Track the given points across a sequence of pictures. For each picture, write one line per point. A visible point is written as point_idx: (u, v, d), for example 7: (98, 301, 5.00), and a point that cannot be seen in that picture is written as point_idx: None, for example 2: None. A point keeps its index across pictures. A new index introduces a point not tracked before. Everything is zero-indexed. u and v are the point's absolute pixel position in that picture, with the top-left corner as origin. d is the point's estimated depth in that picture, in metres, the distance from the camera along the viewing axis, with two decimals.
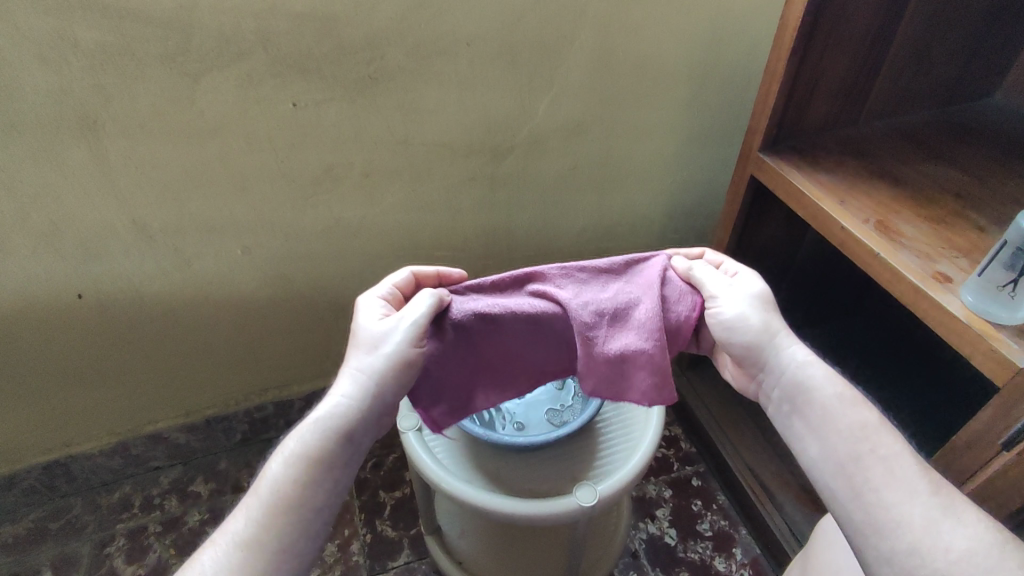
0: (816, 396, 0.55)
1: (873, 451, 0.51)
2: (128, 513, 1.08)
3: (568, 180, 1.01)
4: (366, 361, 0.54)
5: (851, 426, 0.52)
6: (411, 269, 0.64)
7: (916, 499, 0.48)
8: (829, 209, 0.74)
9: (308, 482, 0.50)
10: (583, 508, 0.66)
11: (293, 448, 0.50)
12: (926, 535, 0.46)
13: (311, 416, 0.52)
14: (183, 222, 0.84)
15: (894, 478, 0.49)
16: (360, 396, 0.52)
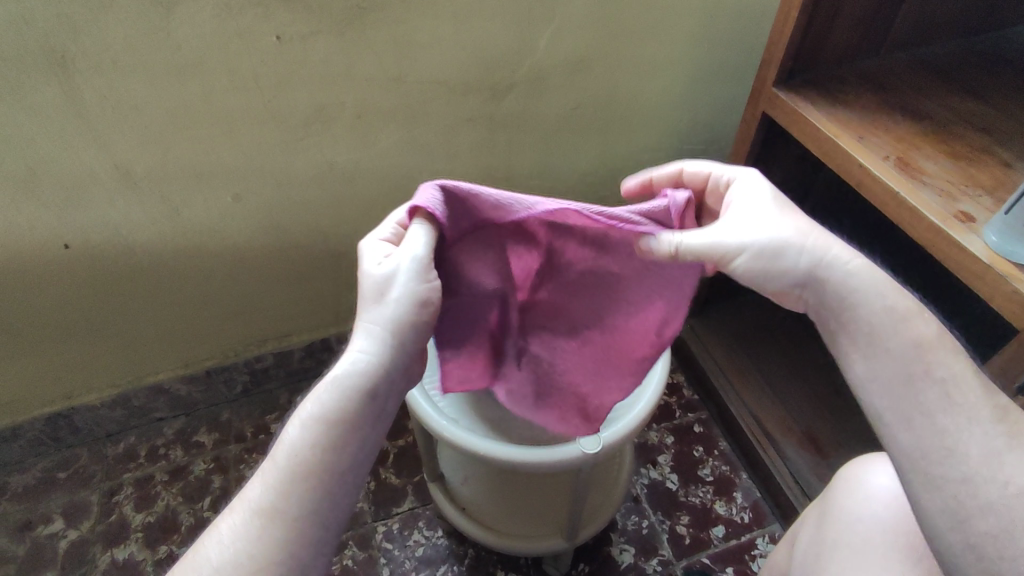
0: (864, 307, 0.49)
1: (935, 371, 0.45)
2: (133, 463, 1.09)
3: (571, 120, 0.96)
4: (381, 307, 0.47)
5: (914, 342, 0.47)
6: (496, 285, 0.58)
7: (988, 430, 0.43)
8: (846, 146, 0.70)
9: (324, 445, 0.44)
10: (587, 455, 0.65)
11: (311, 410, 0.44)
12: (999, 470, 0.42)
13: (325, 376, 0.46)
14: (168, 167, 0.80)
15: (965, 405, 0.44)
16: (379, 349, 0.46)
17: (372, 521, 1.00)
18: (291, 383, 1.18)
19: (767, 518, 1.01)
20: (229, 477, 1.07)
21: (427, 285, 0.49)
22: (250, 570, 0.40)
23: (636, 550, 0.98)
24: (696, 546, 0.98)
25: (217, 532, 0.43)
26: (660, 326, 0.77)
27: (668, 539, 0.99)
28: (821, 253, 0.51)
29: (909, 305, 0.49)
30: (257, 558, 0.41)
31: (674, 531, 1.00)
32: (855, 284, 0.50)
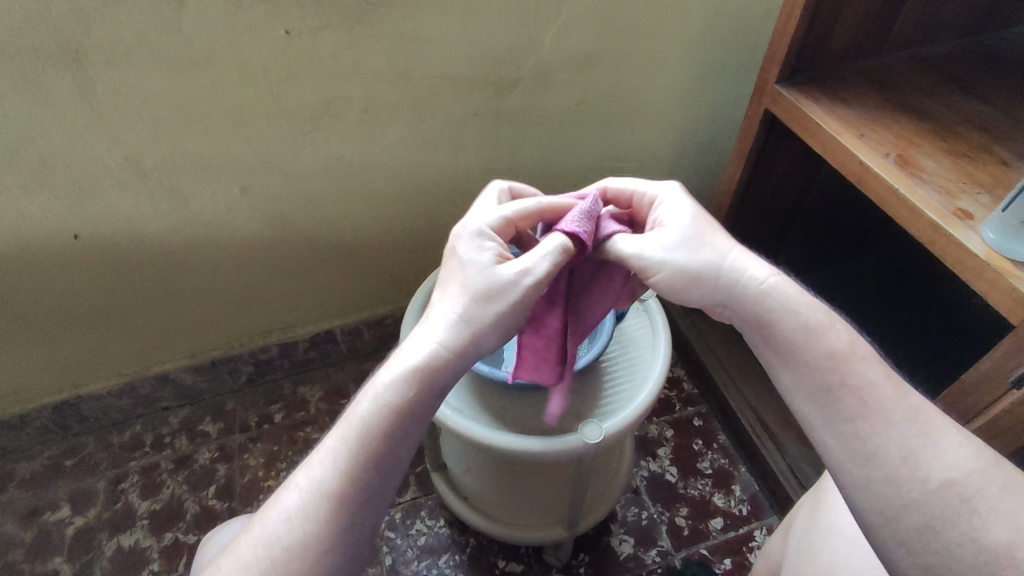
0: (781, 315, 0.49)
1: (857, 372, 0.45)
2: (139, 451, 1.10)
3: (575, 116, 0.97)
4: (472, 302, 0.50)
5: (834, 347, 0.46)
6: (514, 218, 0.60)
7: (911, 426, 0.43)
8: (848, 143, 0.71)
9: (392, 431, 0.46)
10: (588, 445, 0.66)
11: (376, 398, 0.46)
12: (927, 467, 0.42)
13: (401, 358, 0.48)
14: (177, 159, 0.81)
15: (887, 404, 0.44)
16: (459, 344, 0.49)
17: None
18: (295, 374, 1.19)
19: (764, 511, 1.02)
20: (233, 466, 1.08)
21: (524, 289, 0.51)
22: (311, 539, 0.43)
23: (636, 541, 0.99)
24: (695, 537, 1.00)
25: (280, 502, 0.45)
26: (663, 320, 0.78)
27: (667, 531, 1.00)
28: (736, 264, 0.51)
29: (825, 310, 0.49)
30: (319, 529, 0.43)
31: (673, 522, 1.01)
32: (774, 294, 0.50)
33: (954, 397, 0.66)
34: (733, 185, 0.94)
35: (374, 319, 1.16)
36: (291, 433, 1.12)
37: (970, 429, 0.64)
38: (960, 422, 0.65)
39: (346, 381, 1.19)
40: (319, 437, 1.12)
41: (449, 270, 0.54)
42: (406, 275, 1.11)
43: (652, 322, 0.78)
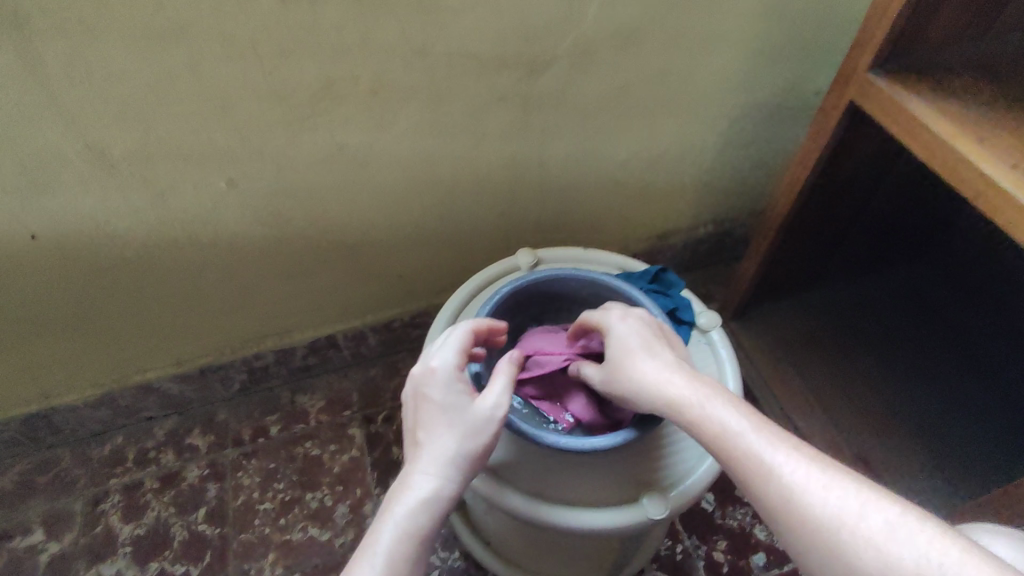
0: (770, 496, 0.44)
1: (858, 535, 0.40)
2: (120, 468, 0.99)
3: (617, 101, 0.84)
4: (465, 440, 0.51)
5: (820, 514, 0.42)
6: (468, 327, 0.58)
7: (930, 570, 0.37)
8: (965, 150, 0.58)
9: (415, 568, 0.47)
10: (652, 519, 0.59)
11: (402, 529, 0.47)
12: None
13: (412, 498, 0.49)
14: (151, 149, 0.68)
15: (900, 561, 0.38)
16: (459, 477, 0.51)
17: None
18: (292, 381, 1.08)
19: None
20: (225, 486, 0.98)
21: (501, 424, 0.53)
22: None
23: None
24: (734, 575, 0.89)
25: None
26: (729, 354, 0.68)
27: (704, 567, 0.90)
28: (718, 443, 0.49)
29: (805, 459, 0.45)
30: None
31: (711, 557, 0.90)
32: (751, 465, 0.46)
33: None
34: (797, 185, 0.82)
35: (381, 324, 1.04)
36: (289, 448, 1.01)
37: None
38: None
39: (349, 389, 1.08)
40: (319, 453, 1.00)
41: (430, 408, 0.53)
42: (418, 277, 0.99)
43: (714, 355, 0.69)
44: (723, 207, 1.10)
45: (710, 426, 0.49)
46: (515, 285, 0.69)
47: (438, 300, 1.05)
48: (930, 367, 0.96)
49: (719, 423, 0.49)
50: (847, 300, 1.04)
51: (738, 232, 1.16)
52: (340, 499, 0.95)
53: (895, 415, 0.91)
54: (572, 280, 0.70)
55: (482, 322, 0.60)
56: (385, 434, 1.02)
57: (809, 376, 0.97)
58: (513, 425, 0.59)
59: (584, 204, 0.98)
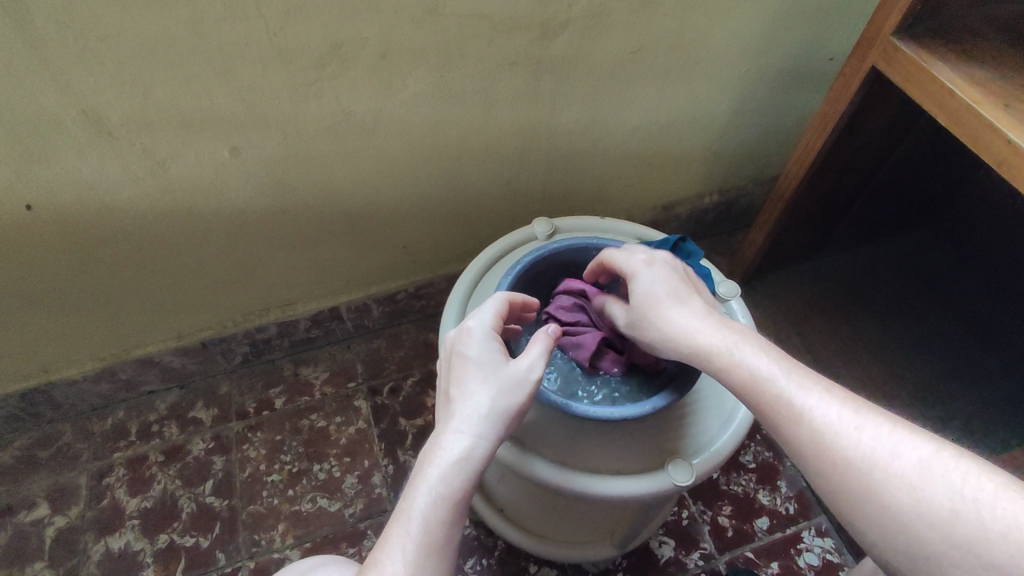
0: (802, 438, 0.46)
1: (893, 472, 0.42)
2: (124, 441, 0.98)
3: (629, 66, 0.81)
4: (500, 398, 0.51)
5: (856, 453, 0.44)
6: (506, 296, 0.58)
7: (961, 503, 0.40)
8: (993, 118, 0.57)
9: (451, 526, 0.47)
10: (678, 487, 0.60)
11: (438, 487, 0.47)
12: (1000, 544, 0.37)
13: (447, 455, 0.49)
14: (150, 115, 0.65)
15: (932, 496, 0.41)
16: (493, 438, 0.50)
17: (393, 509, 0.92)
18: (295, 353, 1.07)
19: (813, 510, 0.92)
20: (231, 459, 0.97)
21: (536, 386, 0.53)
22: None
23: (677, 543, 0.89)
24: (740, 539, 0.90)
25: None
26: (748, 322, 0.69)
27: (709, 531, 0.90)
28: (748, 393, 0.50)
29: (840, 401, 0.46)
30: None
31: (716, 522, 0.91)
32: (783, 410, 0.48)
33: None
34: (811, 154, 0.81)
35: (385, 295, 1.03)
36: (294, 421, 1.00)
37: None
38: None
39: (353, 361, 1.07)
40: (325, 425, 1.00)
41: (466, 365, 0.53)
42: (422, 247, 0.97)
43: (734, 324, 0.69)
44: (729, 176, 1.09)
45: (738, 375, 0.51)
46: (537, 255, 0.69)
47: (442, 271, 1.03)
48: (933, 335, 0.96)
49: (747, 372, 0.51)
50: (851, 270, 1.04)
51: (743, 201, 1.15)
52: (347, 470, 0.95)
53: (899, 382, 0.92)
54: (592, 249, 0.70)
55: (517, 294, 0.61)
56: (391, 406, 1.02)
57: (814, 345, 0.98)
58: (558, 401, 0.60)
59: (592, 172, 0.96)
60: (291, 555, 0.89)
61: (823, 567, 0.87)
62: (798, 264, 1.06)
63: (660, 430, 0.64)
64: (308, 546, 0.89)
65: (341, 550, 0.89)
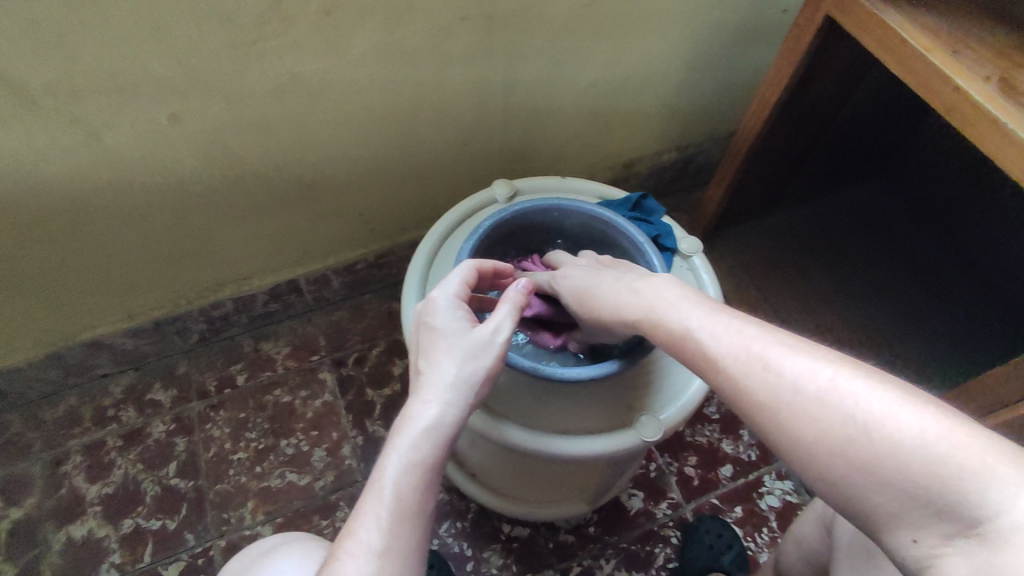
0: (719, 385, 0.45)
1: (794, 405, 0.40)
2: (78, 428, 0.94)
3: (585, 20, 0.79)
4: (465, 363, 0.51)
5: (759, 390, 0.42)
6: (473, 262, 0.59)
7: (858, 428, 0.38)
8: (938, 64, 0.58)
9: (424, 490, 0.46)
10: (648, 441, 0.61)
11: (408, 455, 0.47)
12: (903, 468, 0.36)
13: (416, 422, 0.48)
14: (77, 81, 0.61)
15: (832, 424, 0.38)
16: (464, 403, 0.50)
17: (364, 478, 0.92)
18: (254, 328, 1.04)
19: (774, 455, 0.96)
20: (194, 439, 0.94)
21: (503, 348, 0.53)
22: None
23: (645, 495, 0.92)
24: (705, 487, 0.93)
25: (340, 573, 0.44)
26: (711, 278, 0.70)
27: (676, 482, 0.93)
28: (671, 343, 0.49)
29: (745, 338, 0.45)
30: None
31: (682, 473, 0.94)
32: (698, 358, 0.47)
33: None
34: (766, 108, 0.81)
35: (344, 265, 1.00)
36: (258, 397, 0.98)
37: None
38: None
39: (315, 334, 1.04)
40: (290, 400, 0.98)
41: (432, 335, 0.53)
42: (381, 214, 0.95)
43: (696, 280, 0.70)
44: (687, 132, 1.09)
45: (660, 330, 0.51)
46: (497, 218, 0.67)
47: (402, 238, 1.01)
48: (882, 284, 1.00)
49: (667, 329, 0.50)
50: (805, 223, 1.07)
51: (702, 157, 1.15)
52: (315, 444, 0.94)
53: (850, 328, 0.96)
54: (554, 211, 0.70)
55: (485, 258, 0.61)
56: (357, 376, 1.01)
57: (770, 297, 1.00)
58: (586, 377, 0.60)
59: (551, 131, 0.95)
60: (263, 531, 0.88)
61: (783, 508, 0.91)
62: (755, 219, 1.07)
63: (626, 387, 0.64)
64: (280, 521, 0.88)
65: (314, 523, 0.88)
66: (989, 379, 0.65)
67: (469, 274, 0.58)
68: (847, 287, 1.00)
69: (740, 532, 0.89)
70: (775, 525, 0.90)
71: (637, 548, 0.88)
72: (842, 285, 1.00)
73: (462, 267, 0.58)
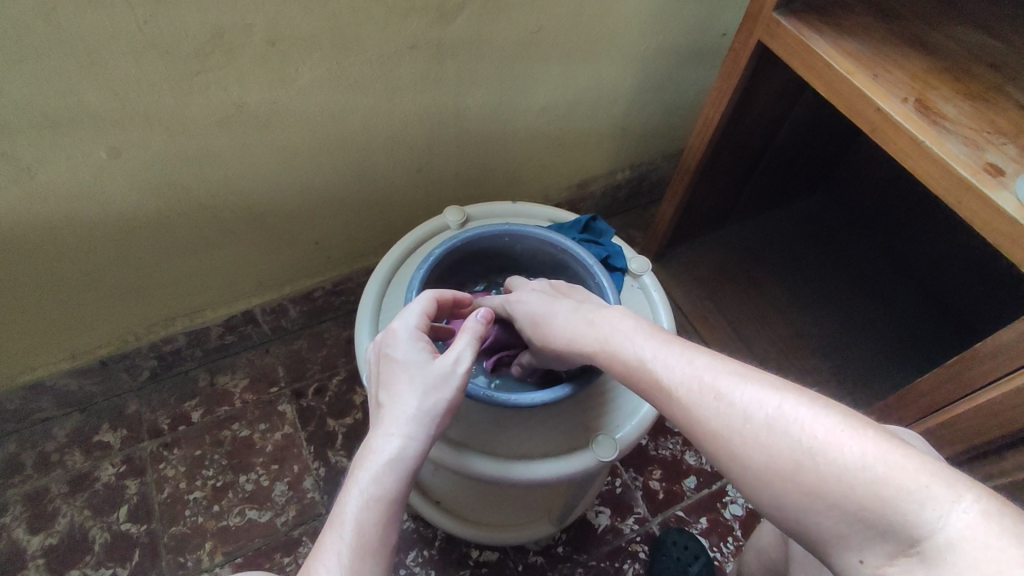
0: (675, 415, 0.46)
1: (745, 433, 0.41)
2: (20, 475, 0.90)
3: (532, 46, 0.81)
4: (427, 395, 0.50)
5: (711, 420, 0.43)
6: (432, 292, 0.59)
7: (805, 453, 0.39)
8: (861, 87, 0.61)
9: (386, 526, 0.45)
10: (604, 462, 0.62)
11: (369, 490, 0.46)
12: (846, 492, 0.37)
13: (377, 457, 0.47)
14: (7, 118, 0.59)
15: (780, 452, 0.39)
16: (426, 436, 0.49)
17: (327, 511, 0.90)
18: (208, 362, 1.01)
19: None
20: (147, 481, 0.91)
21: (464, 378, 0.52)
22: None
23: (612, 511, 0.92)
24: (670, 500, 0.94)
25: None
26: (661, 296, 0.71)
27: (642, 496, 0.94)
28: (629, 375, 0.50)
29: (697, 369, 0.46)
30: None
31: (648, 487, 0.95)
32: (654, 389, 0.48)
33: (966, 363, 0.62)
34: (708, 127, 0.84)
35: (301, 294, 0.99)
36: (214, 433, 0.95)
37: (981, 396, 0.62)
38: (970, 387, 0.63)
39: (273, 365, 1.02)
40: (248, 434, 0.95)
41: (393, 366, 0.53)
42: (337, 241, 0.94)
43: (647, 299, 0.71)
44: (639, 152, 1.12)
45: (618, 360, 0.51)
46: (450, 246, 0.68)
47: (360, 264, 1.00)
48: (828, 292, 1.03)
49: (624, 360, 0.51)
50: (754, 235, 1.11)
51: (654, 175, 1.18)
52: (276, 478, 0.92)
53: (801, 337, 0.99)
54: (505, 236, 0.70)
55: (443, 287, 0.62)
56: (317, 407, 0.99)
57: (725, 308, 1.03)
58: (540, 401, 0.60)
59: (505, 154, 0.96)
60: (222, 573, 0.85)
61: (746, 516, 0.93)
62: (707, 233, 1.11)
63: (582, 409, 0.65)
64: (239, 561, 0.85)
65: (275, 561, 0.86)
66: (928, 382, 0.68)
67: (429, 305, 0.58)
68: (797, 296, 1.03)
69: (706, 542, 0.90)
70: (739, 534, 0.91)
71: (605, 565, 0.88)
72: (792, 294, 1.04)
73: (421, 298, 0.58)
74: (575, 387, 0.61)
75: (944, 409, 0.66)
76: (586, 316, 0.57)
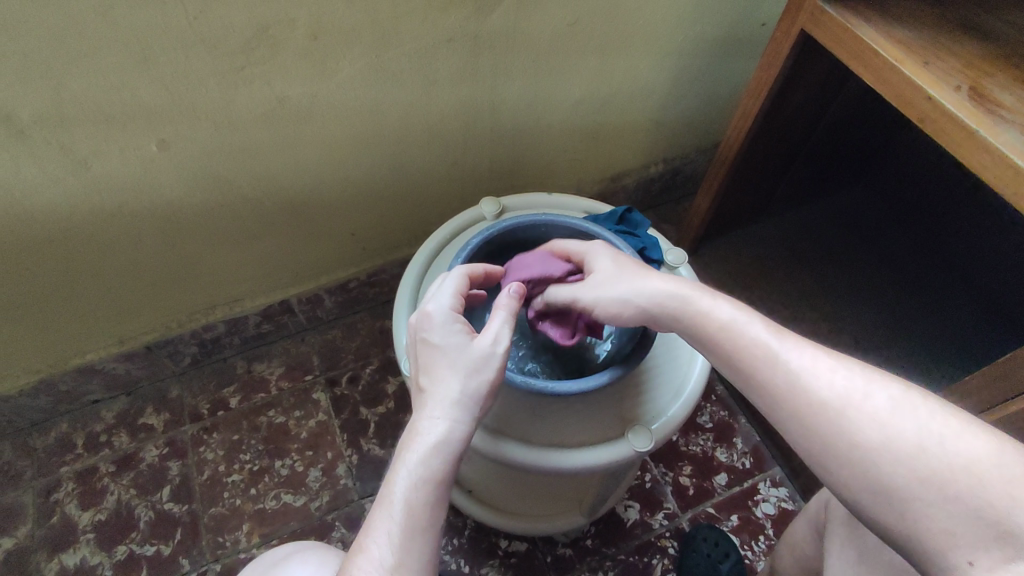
0: (746, 376, 0.48)
1: (821, 396, 0.44)
2: (71, 454, 0.94)
3: (569, 38, 0.81)
4: (469, 379, 0.51)
5: (788, 382, 0.46)
6: (464, 270, 0.58)
7: (883, 418, 0.42)
8: (912, 75, 0.60)
9: (435, 506, 0.47)
10: (639, 452, 0.62)
11: (416, 473, 0.47)
12: (919, 456, 0.40)
13: (423, 440, 0.48)
14: (65, 111, 0.61)
15: (857, 415, 0.42)
16: (469, 419, 0.50)
17: (359, 498, 0.92)
18: (246, 350, 1.04)
19: (768, 463, 0.96)
20: (188, 463, 0.94)
21: (503, 359, 0.53)
22: None
23: (641, 506, 0.92)
24: (700, 496, 0.93)
25: None
26: None
27: (672, 492, 0.93)
28: (694, 344, 0.53)
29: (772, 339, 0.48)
30: None
31: (678, 482, 0.94)
32: (725, 355, 0.50)
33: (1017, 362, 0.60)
34: (747, 119, 0.83)
35: (336, 284, 1.01)
36: (252, 418, 0.98)
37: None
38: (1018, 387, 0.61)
39: (308, 354, 1.04)
40: (284, 421, 0.98)
41: (432, 351, 0.52)
42: (372, 233, 0.95)
43: None
44: (673, 146, 1.11)
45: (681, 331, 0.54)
46: (486, 236, 0.68)
47: (394, 256, 1.02)
48: (867, 289, 1.01)
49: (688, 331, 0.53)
50: (791, 230, 1.09)
51: (688, 169, 1.17)
52: (311, 464, 0.94)
53: (838, 334, 0.97)
54: (541, 227, 0.71)
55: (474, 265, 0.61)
56: (351, 395, 1.01)
57: (759, 304, 1.01)
58: (578, 390, 0.60)
59: (539, 147, 0.96)
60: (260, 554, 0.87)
61: (779, 515, 0.92)
62: (742, 228, 1.09)
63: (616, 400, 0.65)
64: (275, 543, 0.88)
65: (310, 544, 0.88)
66: (975, 381, 0.66)
67: (460, 286, 0.57)
68: (835, 293, 1.01)
69: (737, 539, 0.90)
70: (771, 533, 0.90)
71: (634, 560, 0.88)
72: (829, 291, 1.01)
73: (453, 279, 0.57)
74: (613, 375, 0.61)
75: (990, 409, 0.65)
76: (619, 291, 0.56)
